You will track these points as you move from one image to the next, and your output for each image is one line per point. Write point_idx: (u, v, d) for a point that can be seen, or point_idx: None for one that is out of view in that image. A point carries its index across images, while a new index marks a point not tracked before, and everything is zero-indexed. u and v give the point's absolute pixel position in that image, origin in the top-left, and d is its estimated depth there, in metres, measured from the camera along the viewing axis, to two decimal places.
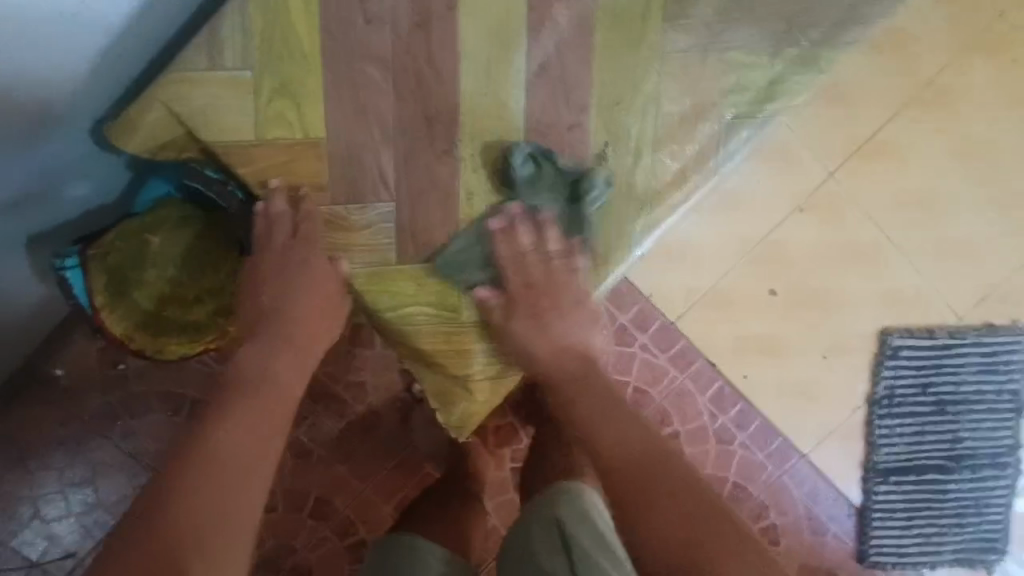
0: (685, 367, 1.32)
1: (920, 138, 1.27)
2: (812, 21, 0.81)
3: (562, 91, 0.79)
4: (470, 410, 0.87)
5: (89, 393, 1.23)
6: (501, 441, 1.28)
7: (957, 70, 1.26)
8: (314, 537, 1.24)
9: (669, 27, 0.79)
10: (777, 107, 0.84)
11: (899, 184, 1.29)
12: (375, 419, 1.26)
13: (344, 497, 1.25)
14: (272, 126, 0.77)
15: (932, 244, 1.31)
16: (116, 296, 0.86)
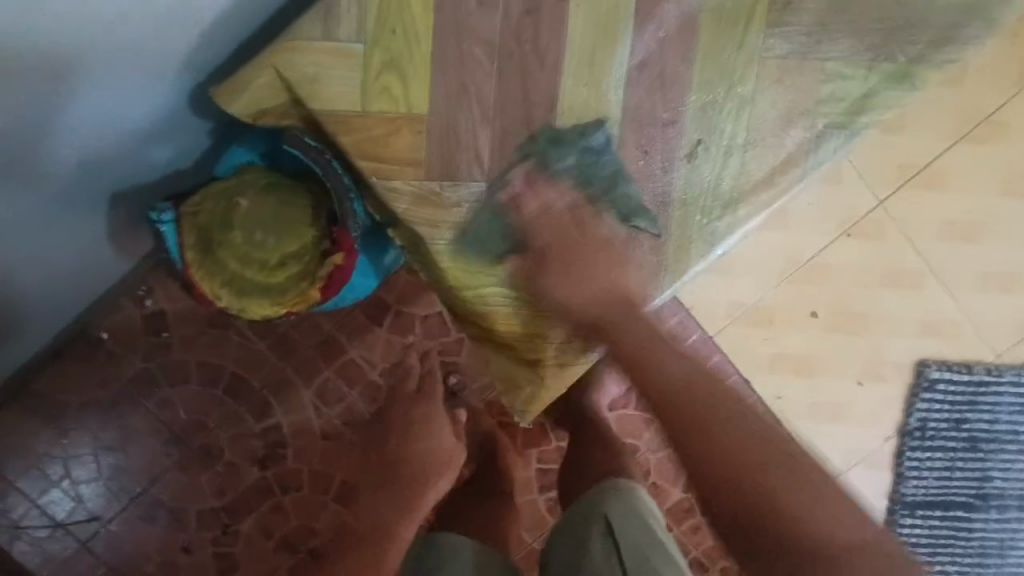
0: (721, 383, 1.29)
1: (979, 171, 1.27)
2: (911, 37, 0.82)
3: (657, 88, 0.81)
4: (535, 391, 0.89)
5: (132, 357, 1.23)
6: (530, 440, 1.27)
7: (1022, 105, 1.25)
8: (337, 520, 1.26)
9: (770, 32, 0.81)
10: (868, 120, 0.84)
11: (952, 217, 1.28)
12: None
13: None
14: (377, 98, 0.79)
15: (978, 278, 1.30)
16: (204, 255, 0.89)
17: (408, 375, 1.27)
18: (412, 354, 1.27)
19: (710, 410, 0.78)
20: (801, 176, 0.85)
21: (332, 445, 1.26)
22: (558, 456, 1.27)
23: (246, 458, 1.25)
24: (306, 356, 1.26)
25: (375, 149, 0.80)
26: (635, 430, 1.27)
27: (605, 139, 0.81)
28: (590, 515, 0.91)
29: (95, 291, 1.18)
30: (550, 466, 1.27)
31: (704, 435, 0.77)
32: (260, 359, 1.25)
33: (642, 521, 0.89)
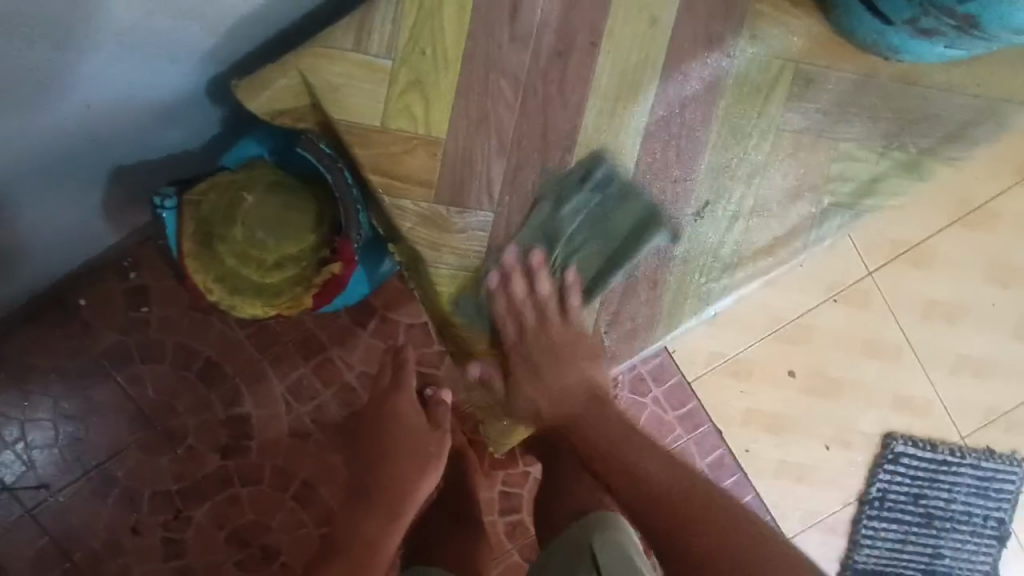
0: (692, 429, 1.29)
1: (965, 258, 1.29)
2: (924, 129, 0.83)
3: (525, 291, 0.83)
4: (513, 424, 0.90)
5: (108, 329, 1.21)
6: (498, 462, 1.25)
7: (1014, 200, 1.28)
8: (292, 519, 1.25)
9: (790, 106, 0.82)
10: (874, 203, 0.85)
11: (934, 298, 1.30)
12: None
13: (331, 488, 1.25)
14: (397, 116, 0.80)
15: (952, 359, 1.32)
16: (203, 246, 0.88)
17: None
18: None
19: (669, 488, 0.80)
20: (796, 242, 0.86)
21: (299, 442, 1.25)
22: (524, 480, 1.25)
23: (209, 445, 1.23)
24: (284, 351, 1.24)
25: (389, 165, 0.80)
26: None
27: (591, 183, 0.81)
28: (575, 546, 0.94)
29: (80, 258, 1.15)
30: (517, 492, 1.25)
31: (631, 473, 0.81)
32: (239, 348, 1.23)
33: (620, 548, 0.89)
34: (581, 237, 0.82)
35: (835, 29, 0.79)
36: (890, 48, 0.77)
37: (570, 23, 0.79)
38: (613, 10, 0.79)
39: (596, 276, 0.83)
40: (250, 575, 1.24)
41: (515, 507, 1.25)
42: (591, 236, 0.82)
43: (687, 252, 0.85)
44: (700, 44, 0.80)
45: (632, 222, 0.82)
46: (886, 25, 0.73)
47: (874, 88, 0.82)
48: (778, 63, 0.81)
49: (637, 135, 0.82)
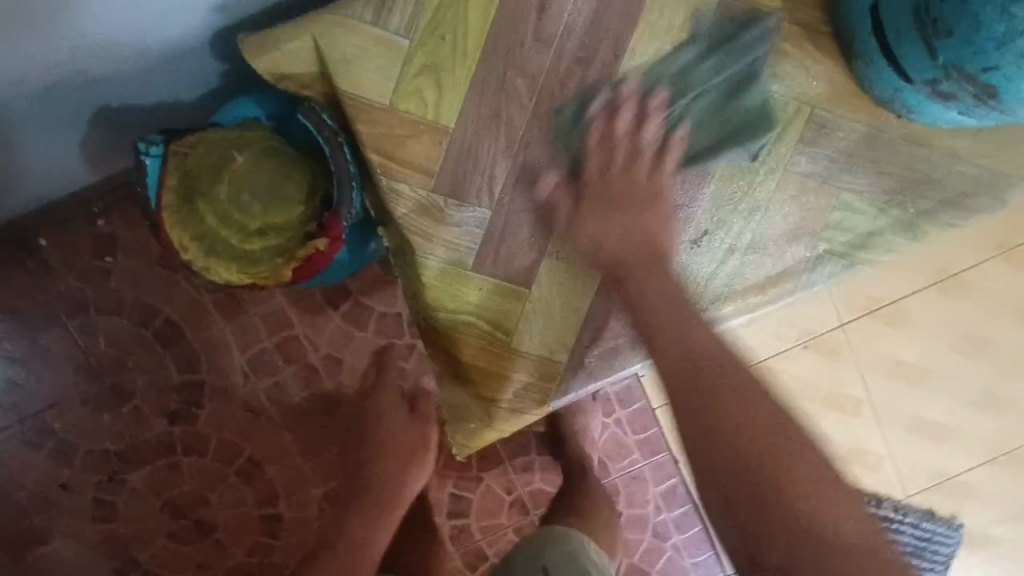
0: (650, 455, 1.25)
1: (934, 322, 1.28)
2: (925, 192, 0.84)
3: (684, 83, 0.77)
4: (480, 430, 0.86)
5: (67, 275, 1.15)
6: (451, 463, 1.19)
7: (987, 274, 1.28)
8: (233, 495, 1.20)
9: (800, 148, 0.82)
10: (867, 257, 0.86)
11: (899, 357, 1.29)
12: (338, 400, 1.22)
13: (279, 469, 1.21)
14: (407, 98, 0.77)
15: (906, 419, 1.30)
16: (184, 201, 0.84)
17: (348, 370, 1.22)
18: (359, 347, 1.22)
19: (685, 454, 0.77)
20: (782, 282, 0.86)
21: (252, 418, 1.20)
22: (477, 486, 1.20)
23: (157, 409, 1.18)
24: (251, 321, 1.19)
25: (392, 147, 0.78)
26: (554, 479, 1.22)
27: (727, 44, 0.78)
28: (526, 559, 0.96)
29: (49, 197, 1.10)
30: (466, 497, 1.20)
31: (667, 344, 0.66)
32: (203, 311, 1.18)
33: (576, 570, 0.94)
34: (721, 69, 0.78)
35: (854, 79, 0.80)
36: (904, 106, 0.77)
37: (595, 32, 0.78)
38: (641, 25, 0.78)
39: (729, 144, 0.80)
40: (181, 548, 1.19)
41: (463, 512, 1.19)
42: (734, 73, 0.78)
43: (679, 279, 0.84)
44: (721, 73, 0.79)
45: None
46: (905, 82, 0.73)
47: (882, 145, 0.83)
48: (795, 103, 0.81)
49: None
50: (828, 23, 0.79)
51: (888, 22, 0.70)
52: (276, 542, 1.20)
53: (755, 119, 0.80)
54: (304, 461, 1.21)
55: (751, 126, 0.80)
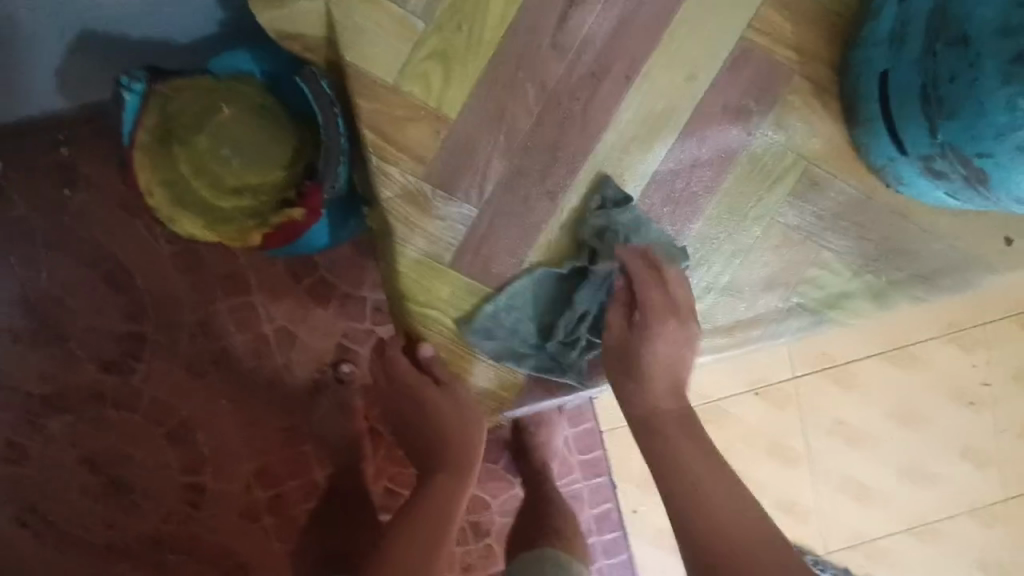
0: (590, 477, 1.18)
1: (880, 390, 1.29)
2: (899, 262, 0.85)
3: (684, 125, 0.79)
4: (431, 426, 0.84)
5: (19, 200, 1.08)
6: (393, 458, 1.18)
7: (936, 351, 1.30)
8: (157, 458, 1.14)
9: (792, 201, 0.82)
10: (837, 316, 0.86)
11: (841, 417, 1.29)
12: (285, 375, 1.15)
13: (209, 437, 1.15)
14: (412, 80, 0.75)
15: (839, 479, 1.30)
16: (159, 144, 0.80)
17: (301, 348, 1.15)
18: (315, 326, 1.15)
19: (685, 479, 0.71)
20: (751, 327, 0.86)
21: (190, 380, 1.14)
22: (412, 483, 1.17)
23: (92, 355, 1.11)
24: (206, 280, 1.13)
25: (388, 128, 0.75)
26: (493, 488, 1.15)
27: (738, 87, 0.78)
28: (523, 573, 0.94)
29: (12, 116, 1.03)
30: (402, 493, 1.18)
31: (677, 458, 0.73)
32: (157, 262, 1.12)
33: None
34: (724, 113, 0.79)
35: (852, 142, 0.80)
36: (893, 176, 0.79)
37: (612, 50, 0.77)
38: (658, 51, 0.77)
39: (719, 190, 0.81)
40: (94, 505, 1.13)
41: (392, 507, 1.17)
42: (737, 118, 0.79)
43: None
44: (728, 115, 0.79)
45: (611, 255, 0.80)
46: (900, 154, 0.74)
47: (868, 212, 0.84)
48: (793, 153, 0.81)
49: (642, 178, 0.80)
50: (836, 82, 0.79)
51: (895, 90, 0.71)
52: (195, 512, 1.15)
53: (749, 170, 0.81)
54: (239, 434, 1.15)
55: (748, 175, 0.81)
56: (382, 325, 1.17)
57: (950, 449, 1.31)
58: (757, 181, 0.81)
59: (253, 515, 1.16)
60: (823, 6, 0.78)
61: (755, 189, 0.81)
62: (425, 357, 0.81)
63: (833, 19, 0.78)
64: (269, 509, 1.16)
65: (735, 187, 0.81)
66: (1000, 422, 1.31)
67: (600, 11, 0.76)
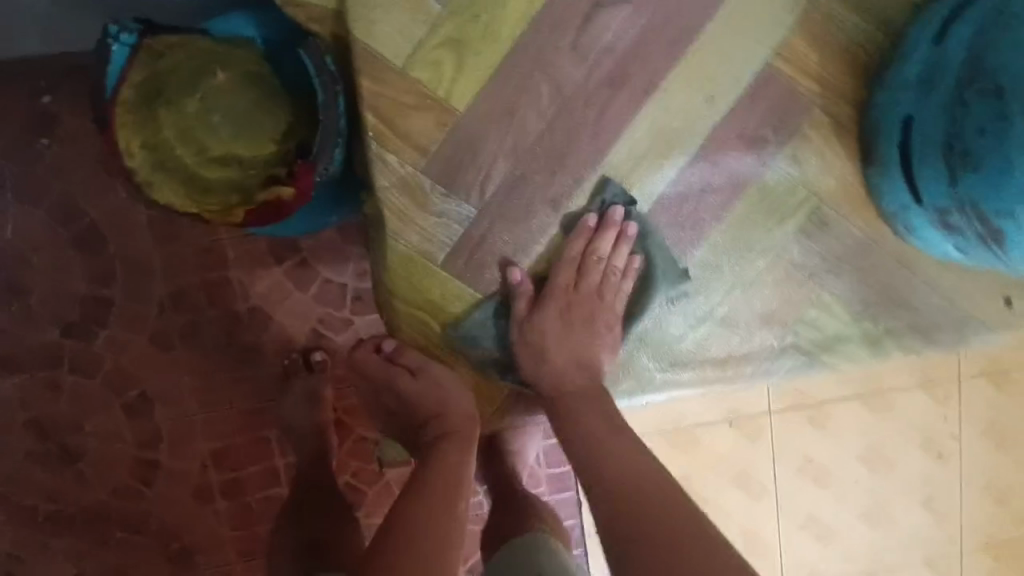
0: (555, 492, 1.15)
1: (853, 434, 1.27)
2: (897, 310, 0.83)
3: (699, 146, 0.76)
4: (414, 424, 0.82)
5: None
6: (356, 452, 1.13)
7: (911, 399, 1.28)
8: (109, 430, 1.08)
9: (798, 237, 0.80)
10: (830, 360, 0.84)
11: (811, 455, 1.27)
12: (254, 357, 1.10)
13: (167, 414, 1.09)
14: (422, 67, 0.71)
15: (802, 518, 1.28)
16: (145, 103, 0.75)
17: (275, 332, 1.10)
18: (291, 309, 1.10)
19: (610, 449, 0.77)
20: (742, 362, 0.84)
21: (154, 352, 1.08)
22: (375, 479, 1.13)
23: (51, 316, 1.05)
24: (181, 250, 1.08)
25: (392, 114, 0.72)
26: None
27: (757, 113, 0.76)
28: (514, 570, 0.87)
29: None
30: (361, 490, 1.13)
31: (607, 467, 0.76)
32: (131, 226, 1.06)
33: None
34: (740, 136, 0.76)
35: (865, 185, 0.78)
36: (903, 223, 0.77)
37: (632, 61, 0.74)
38: (680, 68, 0.75)
39: (727, 218, 0.79)
40: (37, 472, 1.07)
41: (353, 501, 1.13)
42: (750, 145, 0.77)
43: (644, 333, 0.82)
44: (744, 142, 0.76)
45: (610, 270, 0.78)
46: (915, 203, 0.72)
47: (874, 257, 0.81)
48: (805, 189, 0.78)
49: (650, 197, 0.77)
50: (856, 122, 0.77)
51: (916, 138, 0.69)
52: (147, 489, 1.09)
53: (759, 199, 0.78)
54: (199, 413, 1.10)
55: (757, 204, 0.79)
56: (360, 316, 1.12)
57: (914, 499, 1.30)
58: (766, 211, 0.79)
59: (207, 497, 1.11)
60: (854, 43, 0.75)
61: (762, 221, 0.79)
62: (387, 353, 0.81)
63: (862, 57, 0.75)
64: (225, 493, 1.11)
65: (743, 217, 0.79)
66: (965, 476, 1.30)
67: (625, 20, 0.73)
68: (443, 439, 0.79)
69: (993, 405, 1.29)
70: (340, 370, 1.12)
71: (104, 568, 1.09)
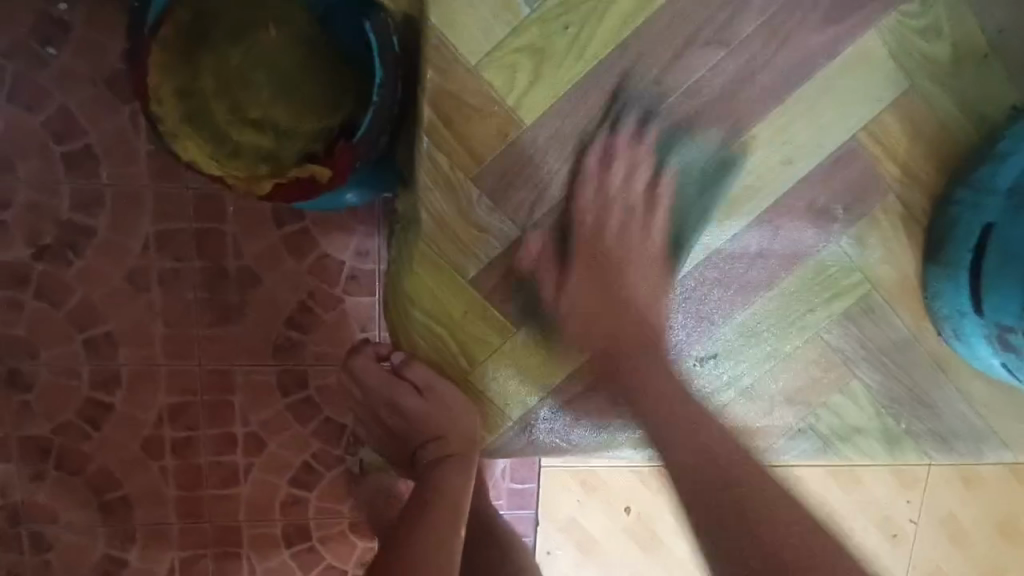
0: (514, 506, 1.10)
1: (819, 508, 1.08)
2: (925, 412, 0.79)
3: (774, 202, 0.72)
4: (406, 433, 0.77)
5: None
6: (322, 434, 1.06)
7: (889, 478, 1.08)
8: (66, 364, 1.00)
9: (841, 320, 0.76)
10: (845, 451, 0.79)
11: None
12: (236, 317, 1.02)
13: (132, 360, 1.01)
14: (495, 70, 0.66)
15: None
16: (185, 48, 0.69)
17: (259, 297, 1.02)
18: (285, 276, 1.01)
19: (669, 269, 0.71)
20: (759, 433, 0.78)
21: (129, 294, 1.00)
22: (334, 465, 1.06)
23: (24, 230, 0.97)
24: (176, 186, 0.98)
25: (453, 112, 0.66)
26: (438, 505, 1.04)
27: (828, 183, 0.72)
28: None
29: None
30: (318, 470, 1.06)
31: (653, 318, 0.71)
32: (131, 152, 0.97)
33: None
34: (801, 201, 0.72)
35: (922, 283, 0.75)
36: (949, 328, 0.74)
37: (703, 107, 0.69)
38: (764, 123, 0.70)
39: (777, 284, 0.74)
40: None
41: (308, 485, 1.07)
42: (814, 212, 0.73)
43: None
44: (811, 213, 0.73)
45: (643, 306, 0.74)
46: (973, 311, 0.70)
47: (910, 355, 0.77)
48: (859, 273, 0.75)
49: (704, 246, 0.73)
50: (928, 216, 0.73)
51: (994, 249, 0.67)
52: (93, 431, 1.02)
53: (811, 276, 0.74)
54: (165, 364, 1.02)
55: (808, 277, 0.74)
56: (353, 296, 1.03)
57: None
58: (817, 290, 0.75)
59: (156, 452, 1.04)
60: (941, 133, 0.72)
61: (809, 298, 0.75)
62: (395, 365, 0.74)
63: (948, 152, 0.72)
64: (177, 451, 1.04)
65: (792, 289, 0.74)
66: (915, 566, 1.12)
67: (712, 66, 0.68)
68: (445, 461, 0.74)
69: (956, 500, 1.10)
70: (322, 349, 1.04)
71: (33, 504, 1.02)
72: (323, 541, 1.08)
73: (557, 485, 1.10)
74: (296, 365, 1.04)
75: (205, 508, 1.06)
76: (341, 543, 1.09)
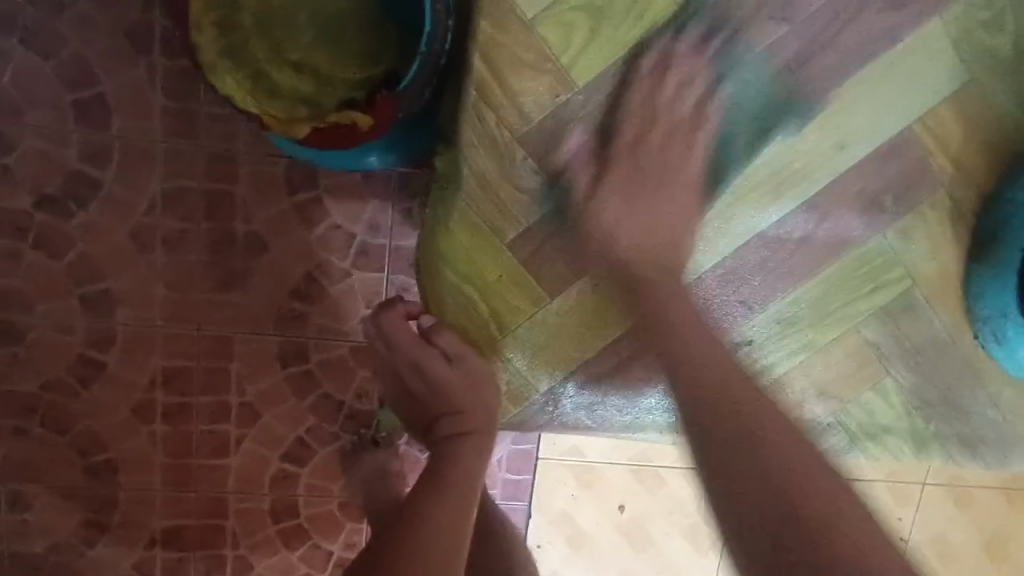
0: (508, 495, 1.08)
1: None
2: (958, 418, 0.76)
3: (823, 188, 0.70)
4: (423, 400, 0.75)
5: None
6: (318, 409, 1.02)
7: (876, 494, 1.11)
8: (61, 320, 0.96)
9: (880, 315, 0.74)
10: (869, 450, 0.78)
11: None
12: (240, 282, 0.98)
13: (130, 319, 0.98)
14: (552, 26, 0.63)
15: None
16: None
17: (266, 264, 0.98)
18: (293, 244, 0.98)
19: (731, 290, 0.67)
20: None
21: (130, 250, 0.96)
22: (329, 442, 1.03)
23: (28, 178, 0.93)
24: (187, 141, 0.94)
25: (504, 66, 0.63)
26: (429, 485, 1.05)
27: (878, 174, 0.70)
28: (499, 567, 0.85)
29: None
30: (312, 446, 1.03)
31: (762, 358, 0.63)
32: (143, 104, 0.93)
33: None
34: (844, 193, 0.70)
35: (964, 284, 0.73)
36: (986, 330, 0.72)
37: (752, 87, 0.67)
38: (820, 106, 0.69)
39: (814, 274, 0.72)
40: None
41: (302, 461, 1.03)
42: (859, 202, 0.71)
43: None
44: (859, 202, 0.71)
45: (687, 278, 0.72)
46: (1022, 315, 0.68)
47: (948, 357, 0.75)
48: (902, 269, 0.73)
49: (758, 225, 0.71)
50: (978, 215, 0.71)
51: None
52: (83, 390, 0.98)
53: (852, 268, 0.73)
54: (162, 326, 0.98)
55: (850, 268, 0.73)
56: (360, 271, 1.00)
57: None
58: (857, 283, 0.73)
59: (146, 417, 1.00)
60: (994, 133, 0.70)
61: (847, 292, 0.73)
62: (425, 328, 0.71)
63: (999, 153, 0.70)
64: (168, 416, 1.00)
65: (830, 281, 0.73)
66: None
67: None
68: (461, 438, 0.71)
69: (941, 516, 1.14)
70: (325, 323, 1.00)
71: (17, 462, 0.99)
72: (310, 521, 1.05)
73: (553, 478, 1.08)
74: (298, 336, 1.00)
75: (195, 477, 1.02)
76: (329, 523, 1.05)
